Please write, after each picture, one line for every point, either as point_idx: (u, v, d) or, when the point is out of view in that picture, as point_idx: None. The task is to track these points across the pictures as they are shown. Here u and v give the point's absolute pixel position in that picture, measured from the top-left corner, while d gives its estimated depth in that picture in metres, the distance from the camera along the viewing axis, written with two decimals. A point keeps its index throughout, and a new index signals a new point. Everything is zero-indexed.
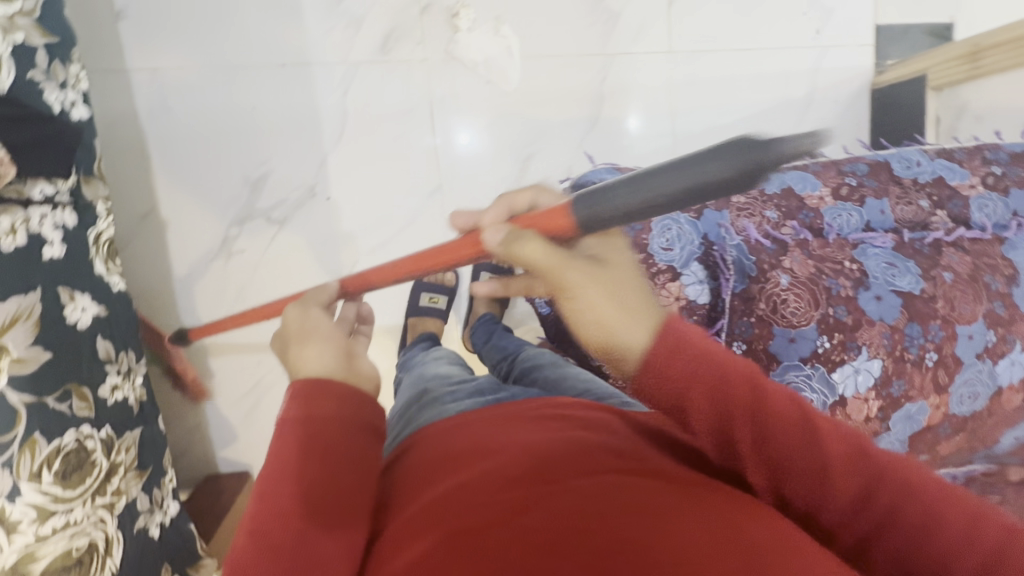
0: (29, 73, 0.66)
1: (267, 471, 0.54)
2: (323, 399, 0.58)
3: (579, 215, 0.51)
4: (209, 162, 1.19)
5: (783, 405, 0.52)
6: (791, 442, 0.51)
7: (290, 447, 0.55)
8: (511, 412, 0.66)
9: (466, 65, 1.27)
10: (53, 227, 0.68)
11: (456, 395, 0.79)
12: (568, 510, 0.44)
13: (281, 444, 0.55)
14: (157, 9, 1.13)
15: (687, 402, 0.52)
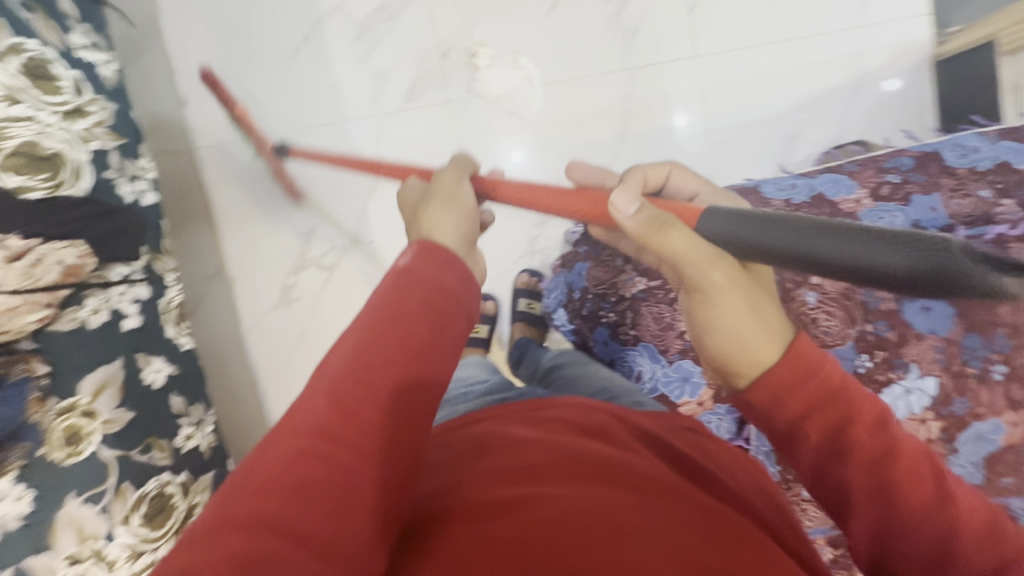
0: (105, 173, 0.78)
1: (351, 335, 0.47)
2: (434, 267, 0.51)
3: (711, 228, 0.49)
4: (266, 221, 1.31)
5: (864, 439, 0.54)
6: (860, 490, 0.55)
7: (348, 404, 0.42)
8: (521, 413, 0.64)
9: (488, 101, 1.32)
10: (130, 301, 0.79)
11: (465, 397, 0.83)
12: (627, 505, 0.44)
13: (384, 298, 0.48)
14: (214, 92, 1.28)
15: (803, 380, 0.53)
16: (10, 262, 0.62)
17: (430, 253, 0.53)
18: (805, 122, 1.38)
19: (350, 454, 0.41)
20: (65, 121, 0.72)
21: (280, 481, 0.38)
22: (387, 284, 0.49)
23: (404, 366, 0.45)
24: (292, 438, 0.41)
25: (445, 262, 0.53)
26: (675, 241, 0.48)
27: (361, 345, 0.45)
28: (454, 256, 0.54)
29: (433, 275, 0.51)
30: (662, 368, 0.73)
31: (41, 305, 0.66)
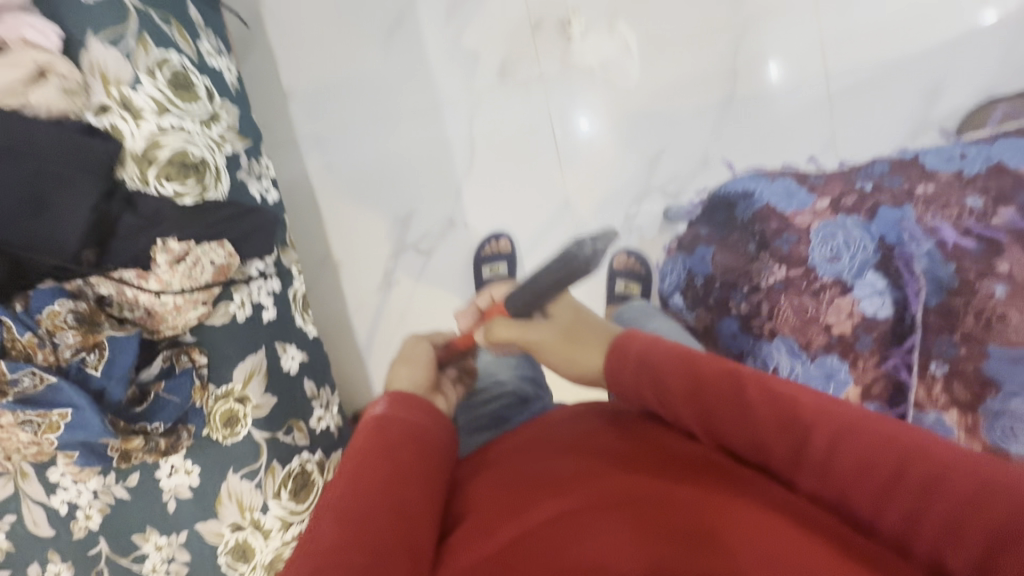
0: (237, 175, 0.82)
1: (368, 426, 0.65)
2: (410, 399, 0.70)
3: None
4: (365, 207, 1.36)
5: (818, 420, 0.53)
6: (844, 465, 0.50)
7: (388, 458, 0.59)
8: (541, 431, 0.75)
9: (583, 72, 1.26)
10: (266, 294, 0.84)
11: None
12: (637, 508, 0.52)
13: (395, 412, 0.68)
14: (313, 82, 1.31)
15: (704, 391, 0.62)
16: (173, 265, 0.70)
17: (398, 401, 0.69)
18: (953, 71, 1.19)
19: (406, 504, 0.56)
20: (203, 126, 0.77)
21: (361, 519, 0.52)
22: (365, 427, 0.65)
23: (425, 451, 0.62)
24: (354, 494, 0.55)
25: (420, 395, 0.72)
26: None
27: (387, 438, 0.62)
28: (419, 401, 0.71)
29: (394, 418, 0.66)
30: (803, 365, 0.68)
31: (198, 303, 0.72)
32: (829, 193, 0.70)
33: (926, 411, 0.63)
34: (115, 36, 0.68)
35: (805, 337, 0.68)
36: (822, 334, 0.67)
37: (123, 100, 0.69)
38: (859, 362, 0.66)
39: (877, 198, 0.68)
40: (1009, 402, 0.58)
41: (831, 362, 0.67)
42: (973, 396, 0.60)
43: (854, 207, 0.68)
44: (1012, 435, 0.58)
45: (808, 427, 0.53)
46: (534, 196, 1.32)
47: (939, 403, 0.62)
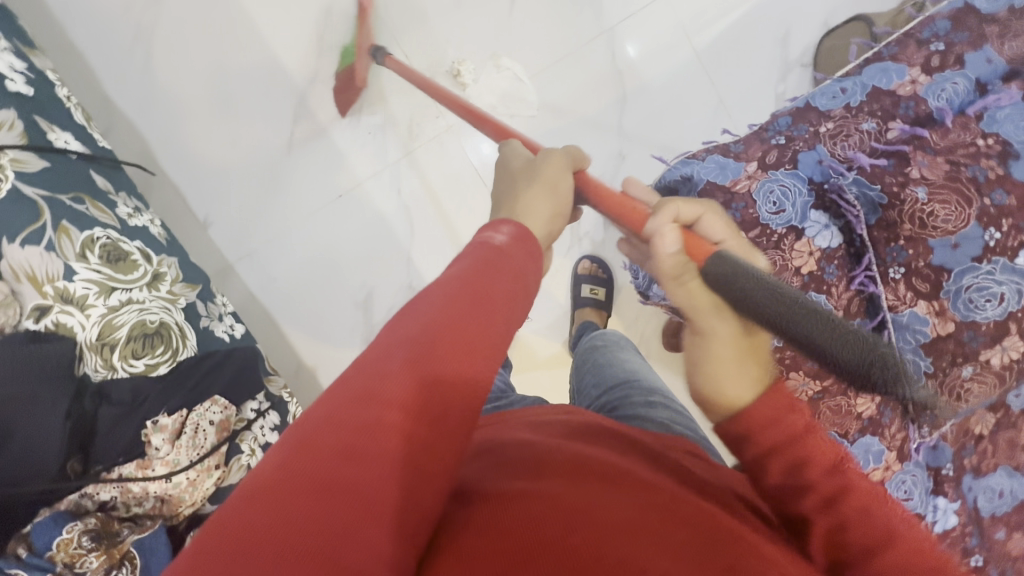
0: (200, 323, 0.79)
1: (407, 325, 0.44)
2: (529, 259, 0.53)
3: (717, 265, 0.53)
4: (322, 305, 1.32)
5: (858, 485, 0.49)
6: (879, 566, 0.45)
7: (411, 390, 0.40)
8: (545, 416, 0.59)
9: (487, 112, 1.31)
10: (270, 430, 0.81)
11: None
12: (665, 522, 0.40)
13: (453, 288, 0.47)
14: (228, 203, 1.27)
15: (773, 422, 0.49)
16: (174, 441, 0.67)
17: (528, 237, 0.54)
18: (793, 17, 1.35)
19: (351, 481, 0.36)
20: (153, 290, 0.74)
21: (308, 479, 0.35)
22: (477, 256, 0.51)
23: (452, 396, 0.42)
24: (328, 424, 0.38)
25: (525, 257, 0.53)
26: (692, 286, 0.54)
27: (411, 358, 0.42)
28: (537, 255, 0.55)
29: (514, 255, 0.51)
30: None
31: (213, 468, 0.70)
32: (753, 156, 0.77)
33: (900, 311, 0.71)
34: (33, 233, 0.64)
35: (782, 286, 0.73)
36: (796, 278, 0.73)
37: (61, 294, 0.64)
38: (833, 290, 0.73)
39: (794, 146, 0.75)
40: (962, 280, 0.67)
41: (811, 298, 0.73)
42: (931, 285, 0.69)
43: (779, 161, 0.75)
44: (974, 305, 0.67)
45: (845, 476, 0.49)
46: None
47: (908, 300, 0.70)
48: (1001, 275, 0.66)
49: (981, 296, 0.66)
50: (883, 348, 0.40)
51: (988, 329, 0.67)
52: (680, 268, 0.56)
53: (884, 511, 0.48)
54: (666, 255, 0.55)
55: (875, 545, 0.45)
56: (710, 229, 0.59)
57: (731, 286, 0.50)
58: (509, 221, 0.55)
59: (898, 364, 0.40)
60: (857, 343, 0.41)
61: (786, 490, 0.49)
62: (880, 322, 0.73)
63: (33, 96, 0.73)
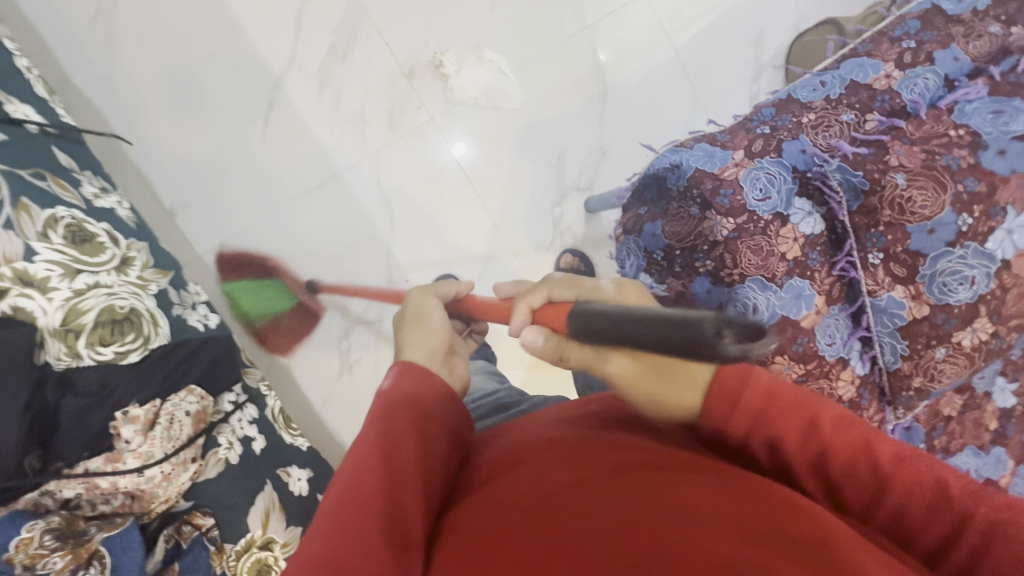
0: (173, 311, 0.75)
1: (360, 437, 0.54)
2: (421, 385, 0.59)
3: (577, 326, 0.55)
4: (298, 299, 1.28)
5: (840, 436, 0.54)
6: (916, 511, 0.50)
7: (371, 463, 0.51)
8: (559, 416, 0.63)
9: (469, 104, 1.30)
10: (248, 423, 0.77)
11: (475, 413, 0.82)
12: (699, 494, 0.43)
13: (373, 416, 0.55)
14: (197, 192, 1.21)
15: (764, 409, 0.55)
16: (147, 432, 0.63)
17: (410, 370, 0.60)
18: (765, 20, 1.40)
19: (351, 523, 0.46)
20: (122, 274, 0.69)
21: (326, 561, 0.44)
22: (377, 408, 0.56)
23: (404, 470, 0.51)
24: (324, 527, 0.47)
25: (424, 374, 0.61)
26: (574, 357, 0.58)
27: (360, 453, 0.52)
28: (430, 376, 0.61)
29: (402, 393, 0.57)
30: (777, 294, 0.75)
31: (189, 461, 0.66)
32: (739, 144, 0.78)
33: (878, 295, 0.74)
34: None
35: (769, 271, 0.75)
36: (781, 264, 0.75)
37: (21, 275, 0.59)
38: (816, 276, 0.76)
39: (778, 135, 0.77)
40: (937, 265, 0.70)
41: (796, 284, 0.75)
42: (908, 269, 0.72)
43: (764, 149, 0.77)
44: (947, 288, 0.71)
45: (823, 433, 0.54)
46: (463, 231, 1.33)
47: (887, 285, 0.73)
48: (973, 259, 0.69)
49: (954, 280, 0.70)
50: (695, 326, 0.41)
51: (959, 312, 0.71)
52: (557, 345, 0.59)
53: (873, 452, 0.53)
54: (542, 346, 0.59)
55: (876, 492, 0.51)
56: (563, 295, 0.64)
57: (616, 330, 0.49)
58: (392, 363, 0.62)
59: (724, 324, 0.40)
60: (679, 329, 0.42)
61: (819, 466, 0.53)
62: (860, 308, 0.77)
63: None
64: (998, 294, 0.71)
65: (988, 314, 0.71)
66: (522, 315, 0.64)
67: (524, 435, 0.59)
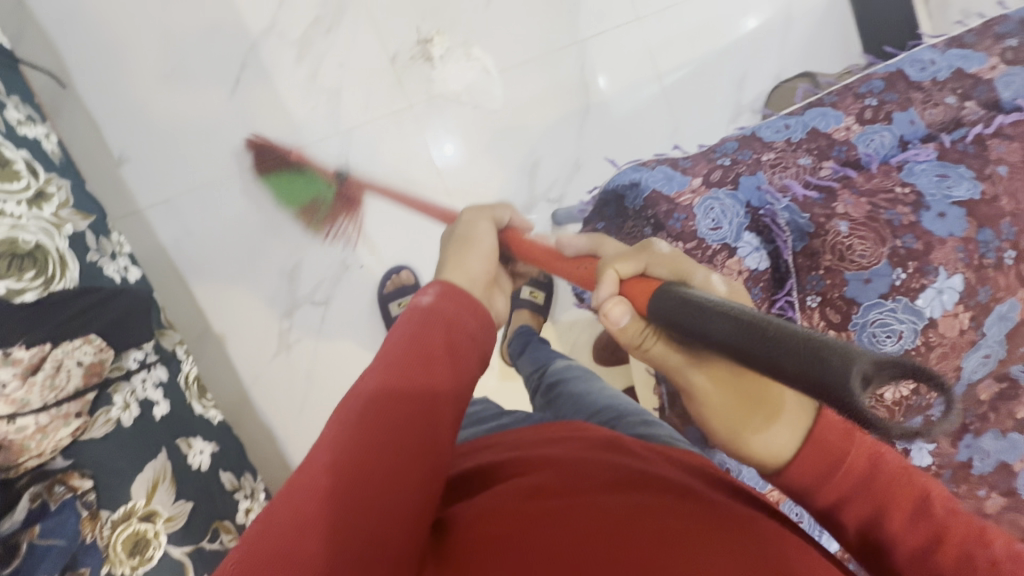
0: (87, 257, 0.70)
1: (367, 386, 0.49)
2: (461, 310, 0.55)
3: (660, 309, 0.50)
4: (244, 269, 1.23)
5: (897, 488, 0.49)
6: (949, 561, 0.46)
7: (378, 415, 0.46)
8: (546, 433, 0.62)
9: (450, 99, 1.28)
10: (154, 386, 0.72)
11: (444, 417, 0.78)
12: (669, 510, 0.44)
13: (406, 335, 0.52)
14: (153, 144, 1.17)
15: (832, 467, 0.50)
16: (28, 376, 0.56)
17: (454, 295, 0.56)
18: (749, 64, 1.44)
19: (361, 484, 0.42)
20: (35, 209, 0.64)
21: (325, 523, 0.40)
22: (412, 321, 0.53)
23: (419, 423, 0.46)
24: (326, 458, 0.44)
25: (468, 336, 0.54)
26: (654, 350, 0.54)
27: (353, 424, 0.46)
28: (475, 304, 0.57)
29: (443, 318, 0.53)
30: None
31: (71, 416, 0.60)
32: (699, 172, 0.79)
33: None
34: None
35: None
36: None
37: None
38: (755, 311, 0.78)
39: (737, 169, 0.78)
40: (868, 314, 0.71)
41: None
42: (843, 316, 0.72)
43: (722, 181, 0.78)
44: (876, 339, 0.71)
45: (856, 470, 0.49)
46: (425, 223, 1.31)
47: (821, 329, 0.74)
48: (902, 314, 0.70)
49: (883, 331, 0.71)
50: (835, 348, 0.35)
51: None
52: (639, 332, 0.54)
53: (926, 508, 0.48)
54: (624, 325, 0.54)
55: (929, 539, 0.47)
56: (662, 270, 0.55)
57: (695, 330, 0.46)
58: (435, 281, 0.58)
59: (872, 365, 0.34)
60: (812, 362, 0.36)
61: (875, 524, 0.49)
62: None
63: None
64: (922, 351, 0.72)
65: (910, 371, 0.73)
66: (610, 286, 0.55)
67: (509, 451, 0.59)
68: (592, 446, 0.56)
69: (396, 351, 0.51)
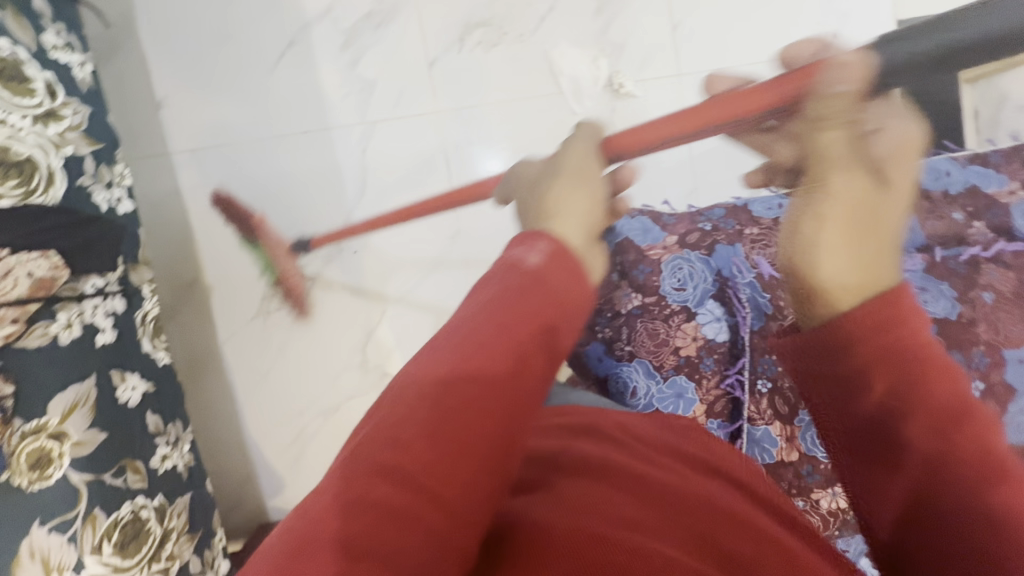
0: (78, 180, 0.74)
1: (436, 345, 0.41)
2: (574, 280, 0.44)
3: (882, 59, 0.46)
4: (243, 230, 1.27)
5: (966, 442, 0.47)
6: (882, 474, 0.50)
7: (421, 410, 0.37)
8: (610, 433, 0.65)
9: (477, 113, 1.32)
10: (104, 314, 0.75)
11: None
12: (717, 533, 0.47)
13: (500, 297, 0.42)
14: (192, 95, 1.23)
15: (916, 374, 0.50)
16: None
17: (566, 257, 0.45)
18: None
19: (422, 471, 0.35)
20: (40, 125, 0.69)
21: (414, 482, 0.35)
22: (507, 282, 0.43)
23: (553, 333, 0.42)
24: (442, 385, 0.38)
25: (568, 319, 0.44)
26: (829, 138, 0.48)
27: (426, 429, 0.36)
28: (579, 277, 0.45)
29: (553, 282, 0.43)
30: (657, 384, 0.79)
31: (8, 321, 0.63)
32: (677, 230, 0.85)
33: (757, 424, 0.80)
34: None
35: (658, 359, 0.81)
36: (671, 357, 0.81)
37: None
38: (704, 382, 0.81)
39: (715, 235, 0.84)
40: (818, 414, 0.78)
41: (680, 382, 0.80)
42: (790, 409, 0.79)
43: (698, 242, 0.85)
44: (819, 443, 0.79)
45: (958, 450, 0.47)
46: (425, 224, 1.33)
47: (767, 417, 0.80)
48: None
49: None
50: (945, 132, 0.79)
51: (824, 471, 0.78)
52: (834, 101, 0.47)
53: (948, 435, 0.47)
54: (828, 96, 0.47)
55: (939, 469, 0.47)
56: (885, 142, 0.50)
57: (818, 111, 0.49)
58: (544, 236, 0.47)
59: None
60: None
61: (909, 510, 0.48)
62: (737, 431, 0.81)
63: None
64: None
65: None
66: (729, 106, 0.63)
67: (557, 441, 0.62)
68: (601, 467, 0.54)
69: (501, 301, 0.42)
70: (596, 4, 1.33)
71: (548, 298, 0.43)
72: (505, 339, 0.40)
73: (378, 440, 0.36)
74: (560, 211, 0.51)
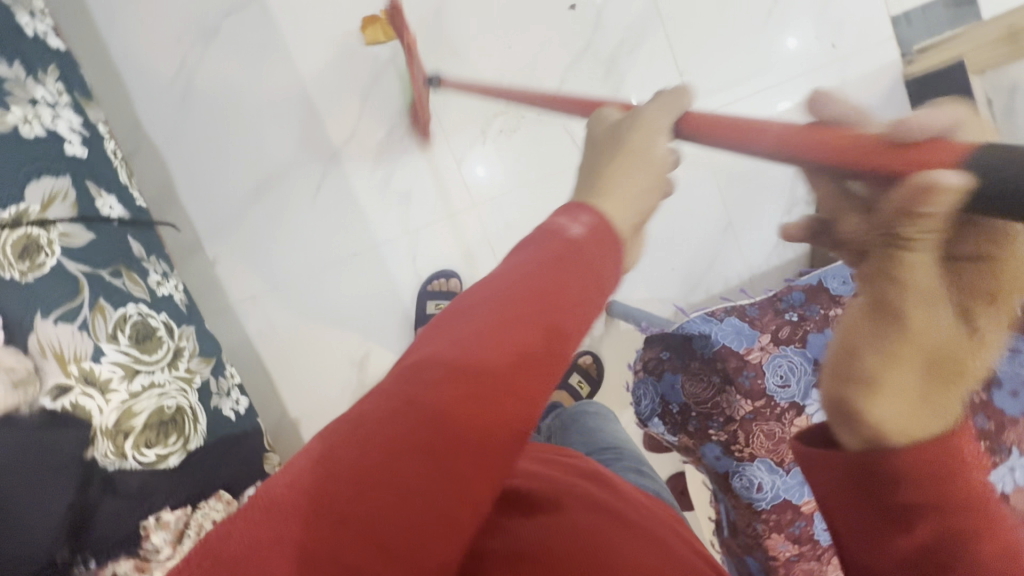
0: (211, 400, 0.83)
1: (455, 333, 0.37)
2: (603, 249, 0.42)
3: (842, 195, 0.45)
4: (316, 359, 1.32)
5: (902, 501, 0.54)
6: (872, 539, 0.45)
7: (423, 429, 0.33)
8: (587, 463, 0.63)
9: (510, 197, 1.35)
10: None
11: None
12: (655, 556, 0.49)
13: (535, 272, 0.39)
14: (240, 245, 1.28)
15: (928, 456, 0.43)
16: (175, 541, 0.68)
17: (604, 231, 0.43)
18: None
19: (405, 458, 0.32)
20: (172, 370, 0.77)
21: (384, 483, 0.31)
22: (547, 250, 0.40)
23: (539, 381, 0.36)
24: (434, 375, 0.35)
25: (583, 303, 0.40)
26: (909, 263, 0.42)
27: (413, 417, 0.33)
28: (609, 262, 0.43)
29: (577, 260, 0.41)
30: (782, 478, 0.85)
31: None
32: (768, 327, 0.88)
33: None
34: (69, 311, 0.66)
35: (778, 456, 0.86)
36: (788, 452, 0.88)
37: (86, 374, 0.65)
38: None
39: (805, 327, 0.88)
40: None
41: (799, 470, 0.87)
42: None
43: (790, 337, 0.88)
44: None
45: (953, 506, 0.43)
46: None
47: None
48: None
49: None
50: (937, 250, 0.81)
51: None
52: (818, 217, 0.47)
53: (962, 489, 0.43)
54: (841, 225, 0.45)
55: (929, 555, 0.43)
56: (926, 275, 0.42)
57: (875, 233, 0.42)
58: (586, 207, 0.44)
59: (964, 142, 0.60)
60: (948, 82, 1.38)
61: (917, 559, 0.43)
62: None
63: (86, 157, 0.78)
64: None
65: None
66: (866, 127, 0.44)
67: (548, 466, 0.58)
68: (602, 509, 0.52)
69: (530, 279, 0.39)
70: (604, 68, 1.35)
71: (588, 282, 0.40)
72: (530, 342, 0.37)
73: (354, 441, 0.33)
74: (614, 194, 0.47)
